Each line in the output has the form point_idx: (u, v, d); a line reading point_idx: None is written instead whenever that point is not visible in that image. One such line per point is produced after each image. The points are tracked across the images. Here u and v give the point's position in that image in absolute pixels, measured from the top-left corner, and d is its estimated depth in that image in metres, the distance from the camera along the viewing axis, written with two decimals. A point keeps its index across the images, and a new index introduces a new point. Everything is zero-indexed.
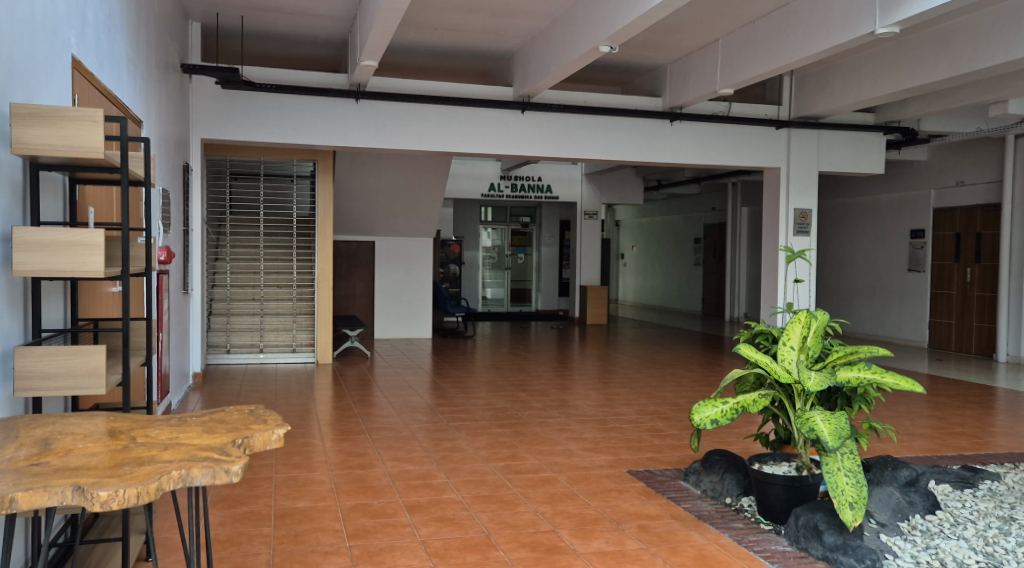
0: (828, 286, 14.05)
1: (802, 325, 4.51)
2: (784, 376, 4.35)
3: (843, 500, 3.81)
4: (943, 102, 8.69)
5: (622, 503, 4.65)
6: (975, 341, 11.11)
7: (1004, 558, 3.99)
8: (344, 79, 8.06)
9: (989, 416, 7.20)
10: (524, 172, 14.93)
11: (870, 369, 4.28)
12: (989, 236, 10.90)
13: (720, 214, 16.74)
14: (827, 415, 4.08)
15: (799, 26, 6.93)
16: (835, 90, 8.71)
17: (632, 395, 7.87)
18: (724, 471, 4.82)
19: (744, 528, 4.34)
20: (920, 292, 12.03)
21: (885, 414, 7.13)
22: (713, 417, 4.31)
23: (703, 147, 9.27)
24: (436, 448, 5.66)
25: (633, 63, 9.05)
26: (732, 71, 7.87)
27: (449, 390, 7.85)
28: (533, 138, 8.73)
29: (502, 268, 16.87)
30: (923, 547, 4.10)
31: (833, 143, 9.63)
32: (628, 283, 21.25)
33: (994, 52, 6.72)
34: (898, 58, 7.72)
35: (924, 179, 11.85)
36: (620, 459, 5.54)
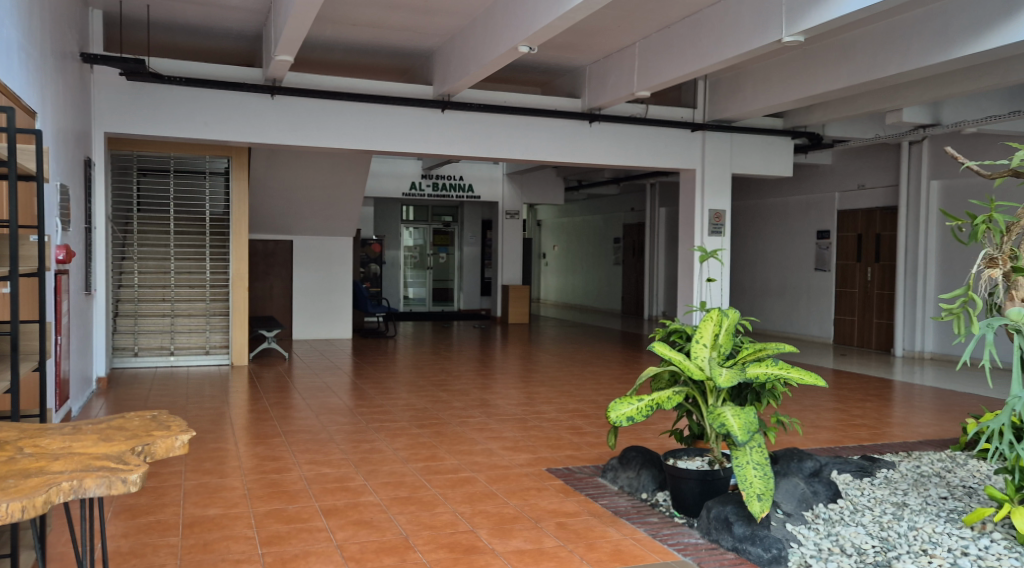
0: (741, 284, 14.43)
1: (715, 323, 4.64)
2: (696, 373, 4.46)
3: (752, 492, 3.94)
4: (845, 108, 9.02)
5: (541, 501, 4.70)
6: (874, 337, 11.61)
7: (897, 542, 4.17)
8: (259, 73, 7.91)
9: (887, 408, 7.53)
10: (445, 172, 14.88)
11: (777, 365, 4.42)
12: (887, 237, 11.41)
13: (638, 214, 17.04)
14: (737, 409, 4.19)
15: (711, 32, 7.12)
16: (745, 94, 8.96)
17: (553, 393, 7.95)
18: (640, 467, 4.92)
19: (658, 523, 4.43)
20: (825, 290, 12.47)
21: (792, 408, 7.38)
22: (629, 414, 4.38)
23: (621, 148, 9.41)
24: (355, 450, 5.61)
25: (552, 63, 9.12)
26: (648, 74, 8.02)
27: (369, 391, 7.79)
28: (452, 137, 8.71)
29: (424, 267, 16.80)
30: (824, 534, 4.26)
31: (745, 146, 9.90)
32: (550, 283, 21.43)
33: (892, 63, 7.01)
34: (804, 66, 7.99)
35: (829, 182, 12.29)
36: (539, 458, 5.59)
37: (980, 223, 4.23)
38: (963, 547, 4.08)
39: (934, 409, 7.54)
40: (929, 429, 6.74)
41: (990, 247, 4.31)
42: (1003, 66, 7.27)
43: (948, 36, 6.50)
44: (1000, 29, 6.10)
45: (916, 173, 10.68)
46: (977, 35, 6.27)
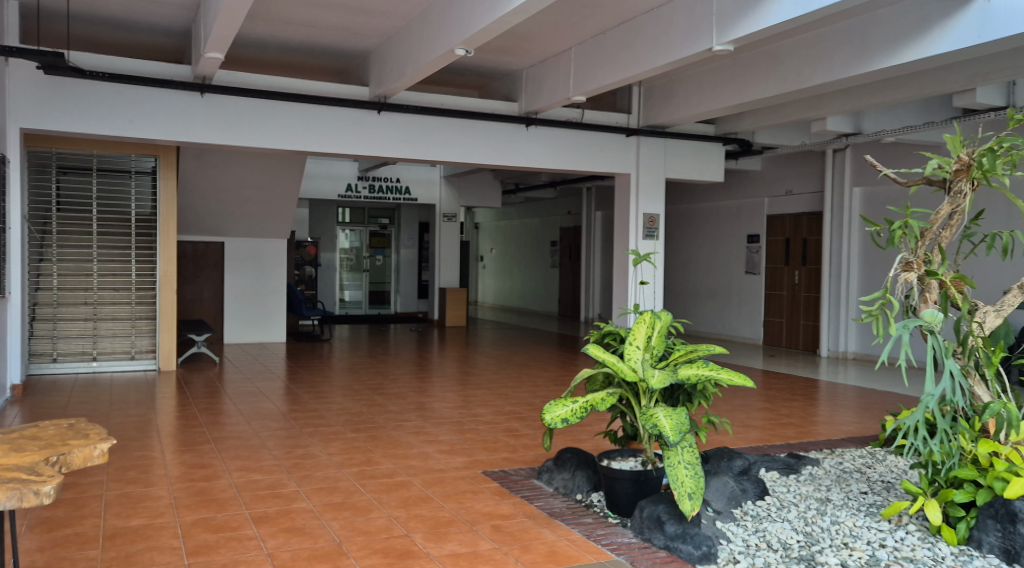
0: (674, 287, 14.67)
1: (647, 325, 4.71)
2: (629, 375, 4.52)
3: (683, 491, 4.03)
4: (773, 116, 9.26)
5: (476, 504, 4.72)
6: (802, 339, 11.93)
7: (821, 536, 4.30)
8: (187, 70, 7.76)
9: (813, 407, 7.75)
10: (382, 173, 14.75)
11: (708, 366, 4.50)
12: (813, 241, 11.74)
13: (574, 218, 17.19)
14: (668, 410, 4.26)
15: (645, 39, 7.23)
16: (678, 101, 9.12)
17: (489, 396, 7.96)
18: (575, 468, 4.97)
19: (592, 523, 4.48)
20: (755, 293, 12.77)
21: (723, 408, 7.54)
22: (563, 417, 4.42)
23: (556, 152, 9.49)
24: (287, 456, 5.55)
25: (489, 67, 9.16)
26: (584, 79, 8.10)
27: (303, 395, 7.70)
28: (388, 139, 8.67)
29: (360, 270, 16.67)
30: (752, 531, 4.37)
31: (678, 151, 10.08)
32: (487, 286, 21.47)
33: (816, 74, 7.23)
34: (734, 74, 8.18)
35: (758, 188, 12.58)
36: (475, 461, 5.61)
37: (899, 229, 4.36)
38: (881, 539, 4.23)
39: (856, 407, 7.79)
40: (852, 427, 6.96)
41: (905, 252, 4.50)
42: (920, 78, 7.56)
43: (868, 49, 6.72)
44: (917, 44, 6.32)
45: (840, 180, 11.00)
46: (895, 48, 6.49)
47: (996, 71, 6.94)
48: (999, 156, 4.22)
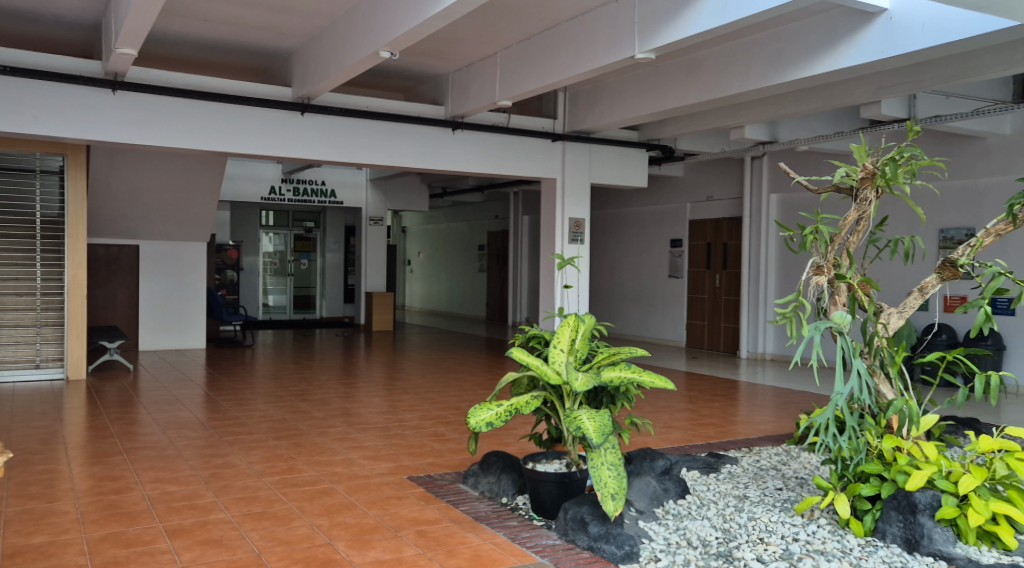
0: (599, 291, 14.84)
1: (571, 328, 4.76)
2: (554, 378, 4.56)
3: (606, 492, 4.08)
4: (693, 123, 9.48)
5: (401, 509, 4.69)
6: (722, 340, 12.21)
7: (738, 532, 4.41)
8: (98, 67, 7.52)
9: (733, 407, 7.94)
10: (307, 176, 14.58)
11: (630, 369, 4.56)
12: (733, 246, 12.03)
13: (502, 222, 17.26)
14: (592, 412, 4.31)
15: (570, 45, 7.31)
16: (603, 107, 9.25)
17: (416, 401, 7.93)
18: (501, 471, 4.99)
19: (518, 526, 4.50)
20: (678, 296, 13.02)
21: (647, 410, 7.67)
22: (488, 420, 4.43)
23: (483, 156, 9.51)
24: (205, 466, 5.43)
25: (415, 70, 9.13)
26: (510, 84, 8.14)
27: (223, 403, 7.54)
28: (312, 141, 8.56)
29: (285, 274, 16.38)
30: (673, 529, 4.46)
31: (603, 157, 10.21)
32: (414, 290, 21.37)
33: (734, 82, 7.42)
34: (656, 82, 8.35)
35: (680, 194, 12.83)
36: (400, 466, 5.58)
37: (810, 234, 4.57)
38: (794, 533, 4.36)
39: (773, 407, 8.02)
40: (770, 425, 7.16)
41: (816, 256, 4.67)
42: (830, 89, 7.83)
43: (782, 60, 6.93)
44: (828, 56, 6.54)
45: (758, 186, 11.29)
46: (808, 59, 6.70)
47: (898, 84, 7.22)
48: (900, 165, 4.42)
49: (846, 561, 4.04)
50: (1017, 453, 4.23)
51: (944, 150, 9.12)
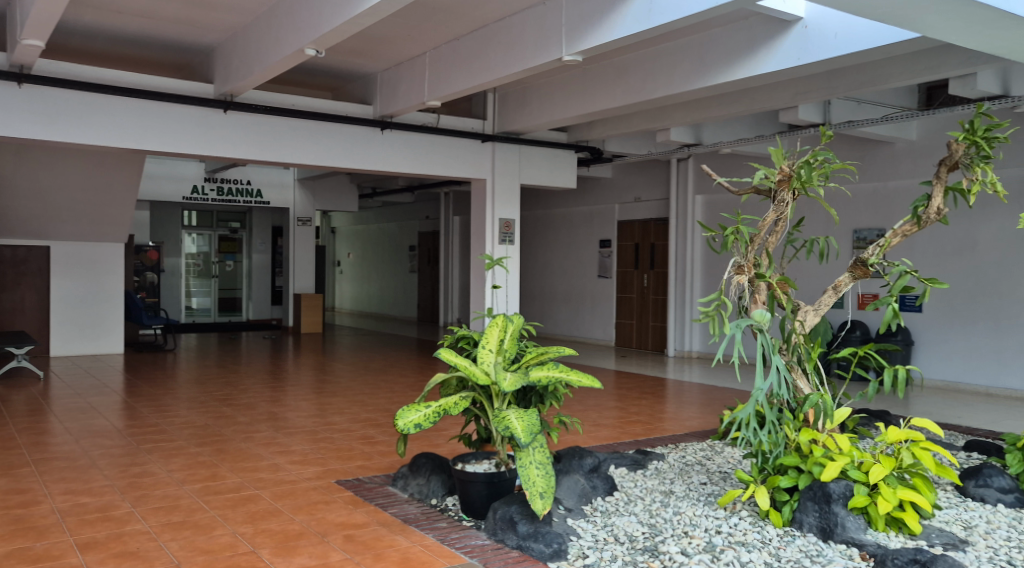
0: (530, 292, 14.92)
1: (500, 328, 4.78)
2: (482, 378, 4.57)
3: (534, 491, 4.12)
4: (621, 126, 9.62)
5: (328, 514, 4.65)
6: (650, 339, 12.41)
7: (664, 527, 4.49)
8: (3, 59, 7.25)
9: (660, 405, 8.08)
10: (232, 175, 14.27)
11: (558, 368, 4.61)
12: (660, 246, 12.23)
13: (432, 222, 17.21)
14: (520, 412, 4.34)
15: (498, 46, 7.34)
16: (531, 108, 9.31)
17: (345, 403, 7.86)
18: (430, 473, 4.98)
19: (447, 527, 4.50)
20: (607, 296, 13.19)
21: (576, 409, 7.75)
22: (416, 422, 4.43)
23: (412, 157, 9.46)
24: (122, 475, 5.29)
25: (342, 68, 9.03)
26: (439, 84, 8.13)
27: (143, 409, 7.34)
28: (235, 140, 8.40)
29: (209, 276, 16.04)
30: (600, 526, 4.52)
31: (532, 158, 10.27)
32: (344, 291, 21.16)
33: (658, 86, 7.55)
34: (584, 84, 8.45)
35: (609, 195, 13.00)
36: (328, 470, 5.52)
37: (731, 234, 4.69)
38: (717, 526, 4.46)
39: (699, 403, 8.19)
40: (695, 422, 7.31)
41: (737, 255, 4.79)
42: (751, 94, 8.03)
43: (705, 65, 7.08)
44: (748, 62, 6.71)
45: (683, 188, 11.51)
46: (730, 64, 6.86)
47: (815, 90, 7.44)
48: (814, 168, 4.59)
49: (765, 551, 4.15)
50: (922, 443, 4.43)
51: (856, 154, 9.44)
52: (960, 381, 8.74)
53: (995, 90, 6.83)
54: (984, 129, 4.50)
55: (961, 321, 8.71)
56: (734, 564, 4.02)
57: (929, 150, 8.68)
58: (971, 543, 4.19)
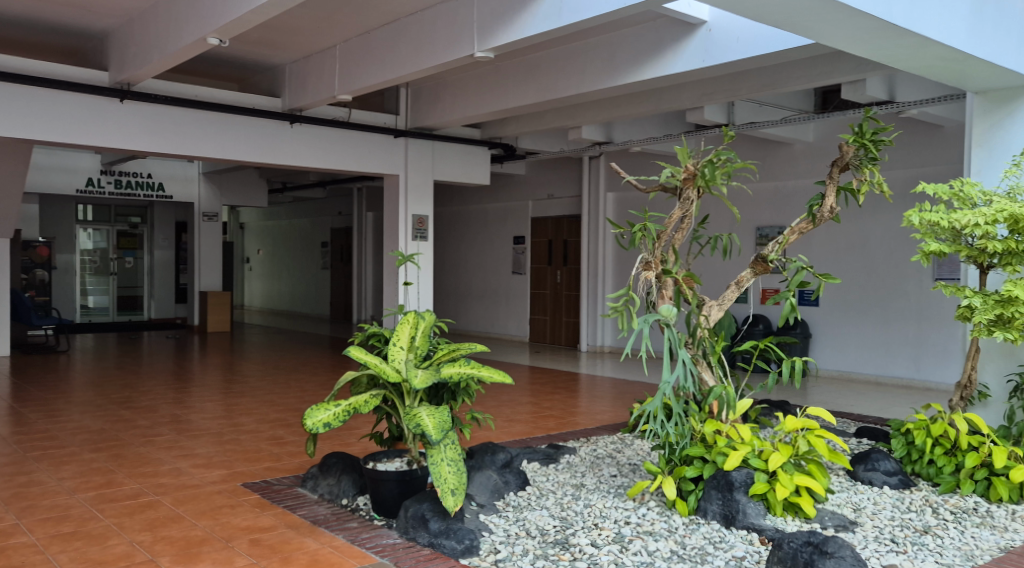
0: (445, 288, 14.89)
1: (411, 325, 4.76)
2: (393, 376, 4.54)
3: (446, 487, 4.12)
4: (533, 123, 9.70)
5: (233, 518, 4.55)
6: (564, 335, 12.55)
7: (575, 520, 4.56)
8: None
9: (573, 399, 8.18)
10: (130, 168, 13.75)
11: (470, 364, 4.61)
12: (573, 243, 12.36)
13: (345, 218, 16.99)
14: (432, 409, 4.33)
15: (409, 40, 7.31)
16: (444, 104, 9.29)
17: (253, 404, 7.70)
18: (340, 473, 4.92)
19: (358, 527, 4.46)
20: (521, 293, 13.27)
21: (490, 405, 7.78)
22: (325, 421, 4.36)
23: (323, 151, 9.31)
24: (9, 485, 5.06)
25: (248, 59, 8.83)
26: (349, 78, 8.04)
27: (33, 415, 7.04)
28: (133, 132, 8.12)
29: (106, 273, 15.45)
30: (512, 520, 4.55)
31: (445, 154, 10.24)
32: (254, 289, 20.72)
33: (569, 84, 7.64)
34: (495, 81, 8.48)
35: (523, 192, 13.06)
36: (234, 473, 5.40)
37: (638, 230, 4.79)
38: (626, 517, 4.55)
39: (611, 397, 8.33)
40: (606, 416, 7.44)
41: (645, 251, 4.89)
42: (659, 95, 8.20)
43: (614, 65, 7.20)
44: (656, 63, 6.84)
45: (595, 186, 11.67)
46: (638, 65, 6.99)
47: (720, 92, 7.64)
48: (717, 167, 4.72)
49: (671, 539, 4.25)
50: (816, 431, 4.63)
51: (758, 154, 9.75)
52: (853, 371, 9.13)
53: (882, 95, 7.14)
54: (871, 132, 4.74)
55: (855, 314, 9.09)
56: (642, 553, 4.11)
57: (825, 151, 9.02)
58: (860, 524, 4.39)
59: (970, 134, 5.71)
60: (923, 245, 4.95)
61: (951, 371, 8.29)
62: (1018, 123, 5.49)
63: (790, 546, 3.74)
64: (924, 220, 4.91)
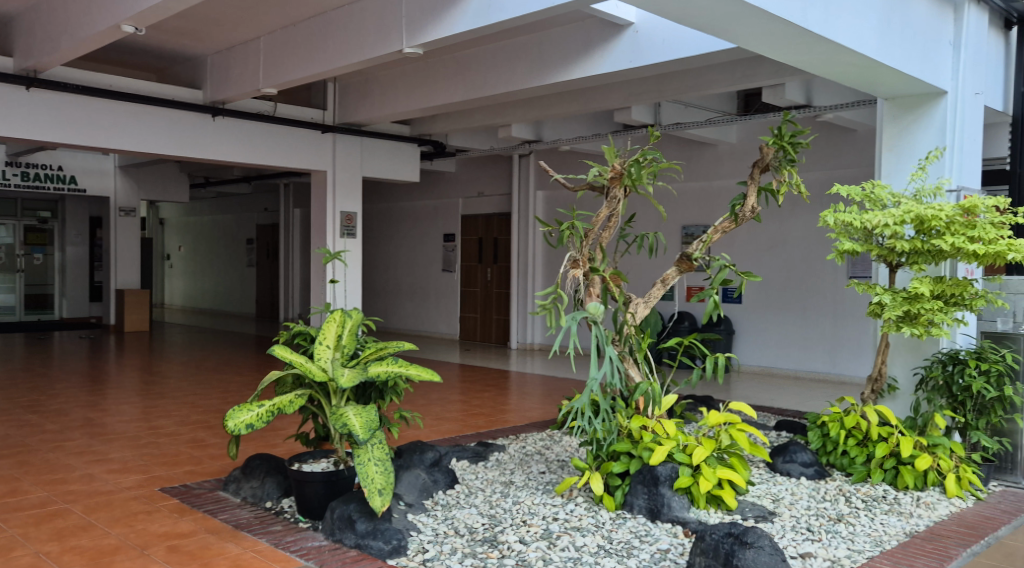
0: (374, 286, 14.77)
1: (338, 323, 4.69)
2: (319, 375, 4.48)
3: (373, 488, 4.09)
4: (462, 120, 9.70)
5: (149, 525, 4.44)
6: (494, 332, 12.57)
7: (504, 517, 4.58)
8: None
9: (503, 397, 8.21)
10: (39, 160, 13.21)
11: (397, 363, 4.58)
12: (503, 241, 12.40)
13: (271, 215, 16.70)
14: (359, 409, 4.29)
15: (335, 33, 7.23)
16: (372, 100, 9.21)
17: (173, 405, 7.51)
18: (264, 475, 4.84)
19: (282, 530, 4.39)
20: (452, 291, 13.25)
21: (419, 403, 7.75)
22: (248, 422, 4.28)
23: (247, 147, 9.12)
24: None
25: (168, 49, 8.61)
26: (274, 72, 7.90)
27: None
28: (42, 123, 7.82)
29: (13, 271, 14.86)
30: (441, 519, 4.55)
31: (374, 150, 10.15)
32: (176, 287, 20.20)
33: (497, 82, 7.66)
34: (424, 77, 8.45)
35: (453, 189, 13.04)
36: (151, 478, 5.27)
37: (566, 229, 4.83)
38: (554, 513, 4.59)
39: (540, 394, 8.38)
40: (536, 413, 7.49)
41: (573, 249, 4.94)
42: (586, 94, 8.28)
43: (541, 64, 7.25)
44: (583, 63, 6.91)
45: (525, 184, 11.72)
46: (566, 64, 7.05)
47: (646, 93, 7.75)
48: (643, 166, 4.81)
49: (598, 534, 4.30)
50: (737, 425, 4.76)
51: (683, 154, 9.93)
52: (773, 366, 9.38)
53: (800, 99, 7.33)
54: (790, 134, 4.87)
55: (775, 311, 9.34)
56: (569, 548, 4.15)
57: (747, 152, 9.25)
58: (778, 514, 4.52)
59: (881, 139, 5.92)
60: (838, 244, 5.11)
61: (864, 364, 8.59)
62: (925, 128, 5.71)
63: (712, 537, 3.81)
64: (839, 220, 5.06)
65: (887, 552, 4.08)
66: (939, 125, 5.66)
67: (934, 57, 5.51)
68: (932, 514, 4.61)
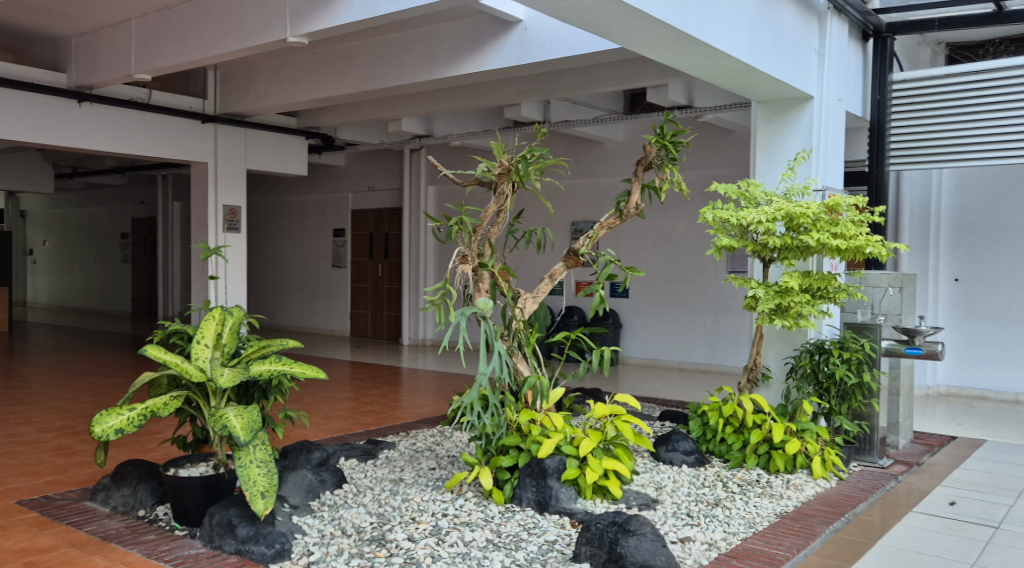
0: (260, 282, 14.39)
1: (217, 321, 4.52)
2: (196, 376, 4.32)
3: (255, 490, 3.97)
4: (350, 113, 9.56)
5: (5, 541, 4.19)
6: (386, 328, 12.45)
7: (392, 515, 4.53)
8: None
9: (392, 394, 8.13)
10: None
11: (281, 361, 4.46)
12: (394, 236, 12.28)
13: (148, 208, 16.02)
14: (239, 409, 4.15)
15: (212, 17, 6.99)
16: (256, 90, 8.96)
17: (36, 411, 7.10)
18: (137, 482, 4.63)
19: (155, 539, 4.22)
20: (341, 287, 13.05)
21: (306, 402, 7.60)
22: (117, 427, 4.09)
23: (119, 135, 8.70)
24: None
25: (29, 29, 8.13)
26: (148, 57, 7.57)
27: None
28: None
29: None
30: (328, 520, 4.47)
31: (259, 143, 9.87)
32: (41, 284, 19.12)
33: (382, 75, 7.57)
34: (310, 68, 8.27)
35: (342, 183, 12.84)
36: (9, 490, 4.97)
37: (454, 224, 4.82)
38: (443, 509, 4.57)
39: (431, 390, 8.35)
40: (427, 409, 7.46)
41: (461, 244, 4.93)
42: (473, 90, 8.29)
43: (428, 58, 7.20)
44: (471, 57, 6.91)
45: (416, 179, 11.64)
46: (454, 59, 7.03)
47: (531, 89, 7.82)
48: (530, 163, 4.83)
49: (487, 529, 4.31)
50: (623, 416, 4.84)
51: (571, 152, 10.06)
52: (659, 358, 9.62)
53: (682, 99, 7.53)
54: (671, 134, 4.98)
55: (660, 305, 9.58)
56: (458, 544, 4.14)
57: (632, 150, 9.45)
58: (661, 502, 4.64)
59: (755, 140, 6.14)
60: (716, 240, 5.28)
61: (742, 355, 8.93)
62: (794, 130, 5.97)
63: (597, 526, 3.89)
64: (717, 217, 5.23)
65: (759, 533, 4.25)
66: (807, 128, 5.92)
67: (801, 64, 5.76)
68: (800, 495, 4.82)
